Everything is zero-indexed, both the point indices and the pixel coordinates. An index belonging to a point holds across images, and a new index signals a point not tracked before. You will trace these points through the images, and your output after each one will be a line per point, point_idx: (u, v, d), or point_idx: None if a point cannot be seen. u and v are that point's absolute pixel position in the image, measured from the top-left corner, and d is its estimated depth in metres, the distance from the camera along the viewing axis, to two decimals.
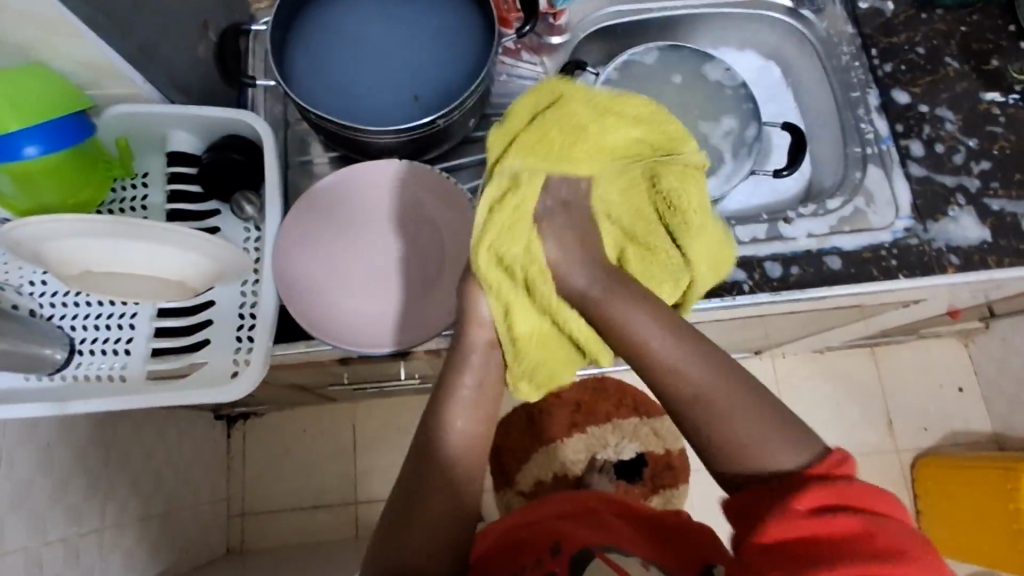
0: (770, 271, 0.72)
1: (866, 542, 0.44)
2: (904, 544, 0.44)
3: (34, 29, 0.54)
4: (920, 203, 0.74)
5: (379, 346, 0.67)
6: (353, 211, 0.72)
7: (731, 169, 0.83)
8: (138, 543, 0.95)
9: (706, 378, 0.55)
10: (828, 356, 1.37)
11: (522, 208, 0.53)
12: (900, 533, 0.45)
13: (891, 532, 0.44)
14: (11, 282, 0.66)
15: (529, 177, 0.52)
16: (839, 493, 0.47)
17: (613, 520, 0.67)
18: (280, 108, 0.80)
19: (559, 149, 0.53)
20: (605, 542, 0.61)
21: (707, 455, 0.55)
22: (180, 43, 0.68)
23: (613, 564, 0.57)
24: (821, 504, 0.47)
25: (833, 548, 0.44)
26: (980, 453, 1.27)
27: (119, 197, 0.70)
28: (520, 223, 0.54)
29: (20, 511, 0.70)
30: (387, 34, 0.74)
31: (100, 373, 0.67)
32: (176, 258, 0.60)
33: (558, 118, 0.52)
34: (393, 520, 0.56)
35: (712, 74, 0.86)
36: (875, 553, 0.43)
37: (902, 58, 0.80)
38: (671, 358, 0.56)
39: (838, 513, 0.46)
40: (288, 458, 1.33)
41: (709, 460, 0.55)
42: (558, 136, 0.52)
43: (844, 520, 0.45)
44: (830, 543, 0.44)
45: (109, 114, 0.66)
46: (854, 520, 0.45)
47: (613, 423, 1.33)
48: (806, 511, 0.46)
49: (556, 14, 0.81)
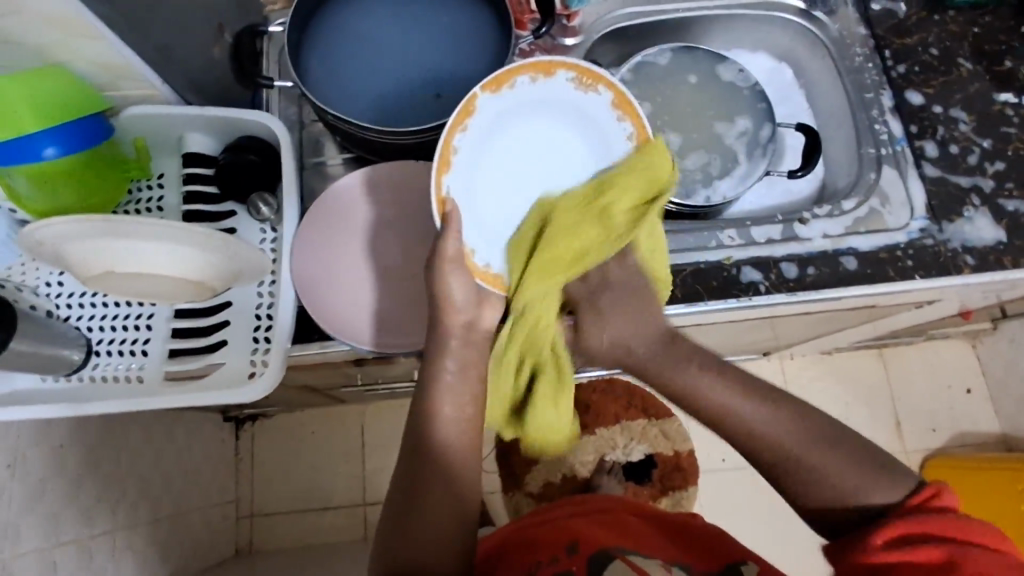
0: (786, 271, 0.72)
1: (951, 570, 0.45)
2: (988, 574, 0.44)
3: (54, 31, 0.54)
4: (935, 203, 0.74)
5: (394, 348, 0.67)
6: (369, 213, 0.72)
7: (746, 171, 0.85)
8: (149, 546, 0.94)
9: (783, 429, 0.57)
10: (837, 357, 1.37)
11: (540, 323, 0.61)
12: (991, 560, 0.45)
13: (980, 560, 0.45)
14: (27, 283, 0.66)
15: (542, 297, 0.60)
16: (925, 525, 0.48)
17: (632, 522, 0.67)
18: (294, 109, 0.80)
19: (561, 267, 0.59)
20: (621, 543, 0.61)
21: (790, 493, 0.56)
22: (196, 45, 0.68)
23: (632, 564, 0.56)
24: (902, 533, 0.48)
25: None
26: (988, 454, 1.30)
27: (135, 197, 0.71)
28: (538, 332, 0.61)
29: (34, 512, 0.70)
30: (401, 36, 0.74)
31: (117, 374, 0.67)
32: (193, 257, 0.60)
33: (550, 240, 0.58)
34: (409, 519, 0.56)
35: (725, 75, 0.87)
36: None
37: (915, 59, 0.80)
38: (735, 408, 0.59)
39: (918, 543, 0.47)
40: (297, 460, 1.33)
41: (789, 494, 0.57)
42: (558, 250, 0.58)
43: (926, 549, 0.46)
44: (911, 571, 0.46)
45: (126, 116, 0.66)
46: (935, 550, 0.46)
47: (622, 425, 1.33)
48: (886, 542, 0.48)
49: (570, 16, 0.81)
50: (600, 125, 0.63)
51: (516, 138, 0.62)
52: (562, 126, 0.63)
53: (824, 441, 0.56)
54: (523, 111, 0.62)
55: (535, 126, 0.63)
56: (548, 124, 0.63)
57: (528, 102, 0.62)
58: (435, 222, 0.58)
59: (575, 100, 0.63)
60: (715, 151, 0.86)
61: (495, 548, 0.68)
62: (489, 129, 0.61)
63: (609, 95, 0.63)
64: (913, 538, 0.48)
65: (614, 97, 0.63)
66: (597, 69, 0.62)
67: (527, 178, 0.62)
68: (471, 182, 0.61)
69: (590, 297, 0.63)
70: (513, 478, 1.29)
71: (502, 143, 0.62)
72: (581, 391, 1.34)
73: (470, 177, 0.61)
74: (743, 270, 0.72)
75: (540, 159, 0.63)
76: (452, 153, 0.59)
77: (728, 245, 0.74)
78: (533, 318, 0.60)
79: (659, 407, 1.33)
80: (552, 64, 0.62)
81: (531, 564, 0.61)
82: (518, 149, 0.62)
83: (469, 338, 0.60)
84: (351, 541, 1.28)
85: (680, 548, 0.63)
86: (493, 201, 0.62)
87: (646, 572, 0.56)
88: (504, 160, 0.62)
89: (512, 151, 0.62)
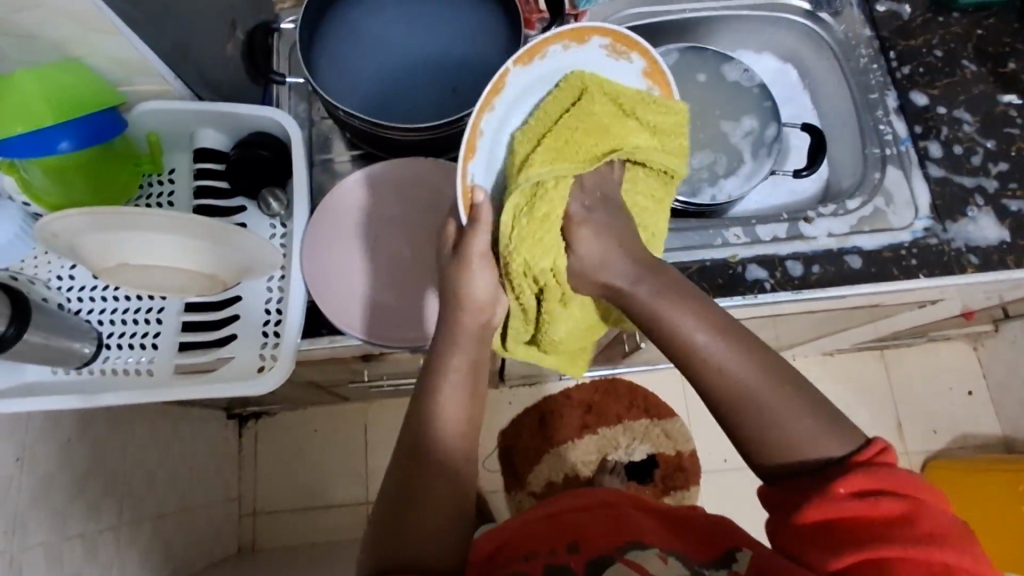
0: (792, 270, 0.72)
1: (909, 528, 0.46)
2: (939, 529, 0.46)
3: (73, 28, 0.55)
4: (939, 203, 0.74)
5: (404, 343, 0.68)
6: (379, 209, 0.73)
7: (751, 170, 0.86)
8: (154, 541, 0.95)
9: (752, 376, 0.53)
10: (839, 358, 1.38)
11: (551, 211, 0.56)
12: (939, 514, 0.47)
13: (932, 516, 0.46)
14: (40, 277, 0.67)
15: (555, 180, 0.55)
16: (883, 478, 0.48)
17: (634, 513, 0.67)
18: (304, 106, 0.80)
19: (578, 158, 0.55)
20: (620, 537, 0.61)
21: (751, 453, 0.53)
22: (210, 43, 0.69)
23: (632, 564, 0.55)
24: (861, 487, 0.48)
25: (873, 533, 0.46)
26: (991, 455, 1.30)
27: (146, 192, 0.71)
28: (546, 232, 0.56)
29: (42, 505, 0.71)
30: (411, 35, 0.75)
31: (127, 367, 0.67)
32: (209, 251, 0.61)
33: (569, 130, 0.56)
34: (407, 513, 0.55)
35: (730, 75, 0.88)
36: (917, 536, 0.46)
37: (920, 61, 0.81)
38: (716, 356, 0.53)
39: (876, 498, 0.47)
40: (300, 457, 1.33)
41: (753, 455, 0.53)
42: (575, 139, 0.55)
43: (886, 505, 0.47)
44: (870, 526, 0.46)
45: (139, 111, 0.67)
46: (898, 504, 0.47)
47: (624, 425, 1.34)
48: (846, 496, 0.47)
49: (579, 16, 0.79)
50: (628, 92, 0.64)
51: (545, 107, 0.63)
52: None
53: (823, 413, 0.52)
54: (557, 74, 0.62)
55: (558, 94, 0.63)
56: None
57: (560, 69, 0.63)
58: (463, 220, 0.59)
59: (606, 68, 0.64)
60: (721, 150, 0.87)
61: (496, 541, 0.68)
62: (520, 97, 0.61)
63: (642, 63, 0.64)
64: (872, 491, 0.48)
65: (647, 65, 0.64)
66: (633, 36, 0.62)
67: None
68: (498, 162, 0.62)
69: (587, 210, 0.57)
70: (515, 477, 1.29)
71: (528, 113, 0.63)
72: (584, 391, 1.34)
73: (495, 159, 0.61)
74: (749, 267, 0.72)
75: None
76: (479, 136, 0.60)
77: (733, 243, 0.74)
78: (546, 205, 0.55)
79: (660, 407, 1.34)
80: (586, 31, 0.62)
81: (528, 553, 0.61)
82: None
83: (479, 335, 0.61)
84: (353, 539, 1.28)
85: (684, 539, 0.63)
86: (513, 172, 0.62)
87: (646, 571, 0.55)
88: None
89: None
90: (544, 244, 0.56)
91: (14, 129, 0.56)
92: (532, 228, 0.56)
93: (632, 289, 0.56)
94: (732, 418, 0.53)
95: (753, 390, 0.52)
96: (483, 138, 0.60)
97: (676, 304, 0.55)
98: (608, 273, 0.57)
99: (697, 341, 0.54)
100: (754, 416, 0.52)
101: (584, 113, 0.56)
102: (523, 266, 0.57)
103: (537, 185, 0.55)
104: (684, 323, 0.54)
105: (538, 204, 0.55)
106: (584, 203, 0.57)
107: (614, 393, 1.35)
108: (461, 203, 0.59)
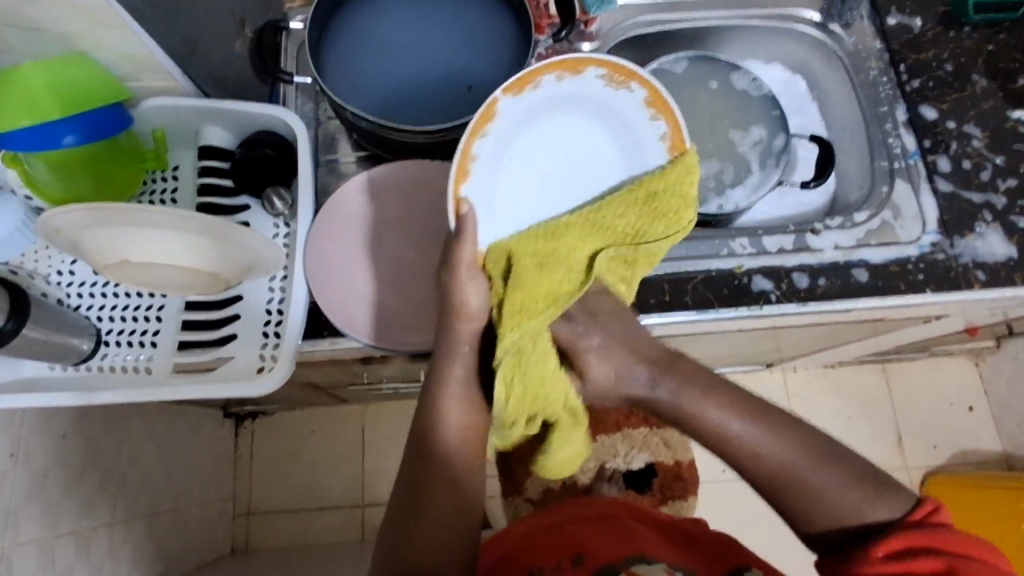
0: (797, 281, 0.72)
1: None
2: None
3: (81, 22, 0.55)
4: (947, 218, 0.74)
5: (405, 345, 0.67)
6: (382, 212, 0.72)
7: (759, 180, 0.85)
8: (146, 540, 0.94)
9: (786, 453, 0.55)
10: (840, 370, 1.37)
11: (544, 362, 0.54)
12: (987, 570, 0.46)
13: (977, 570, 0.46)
14: (39, 272, 0.66)
15: (532, 341, 0.52)
16: (924, 537, 0.49)
17: (634, 526, 0.66)
18: (310, 106, 0.80)
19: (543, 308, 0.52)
20: (624, 552, 0.60)
21: (789, 513, 0.55)
22: (219, 40, 0.69)
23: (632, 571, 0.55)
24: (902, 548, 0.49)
25: None
26: (990, 473, 1.29)
27: (149, 188, 0.71)
28: (550, 388, 0.55)
29: (35, 503, 0.70)
30: (419, 38, 0.74)
31: (125, 365, 0.67)
32: (212, 249, 0.61)
33: (524, 283, 0.52)
34: (406, 527, 0.55)
35: (739, 84, 0.88)
36: None
37: (929, 74, 0.81)
38: (753, 442, 0.56)
39: (920, 555, 0.48)
40: (295, 458, 1.32)
41: (796, 523, 0.55)
42: (530, 293, 0.52)
43: (930, 561, 0.47)
44: None
45: (144, 107, 0.66)
46: (941, 560, 0.47)
47: (624, 434, 1.30)
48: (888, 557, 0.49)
49: (587, 22, 0.83)
50: (628, 121, 0.62)
51: (540, 138, 0.62)
52: (592, 124, 0.63)
53: None
54: (547, 110, 0.62)
55: (555, 119, 0.63)
56: (579, 121, 0.63)
57: (554, 97, 0.61)
58: (450, 225, 0.57)
59: (605, 98, 0.62)
60: (729, 158, 0.87)
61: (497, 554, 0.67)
62: (514, 129, 0.61)
63: (643, 91, 0.61)
64: (911, 551, 0.49)
65: (649, 94, 0.61)
66: (630, 65, 0.59)
67: (552, 177, 0.62)
68: (493, 189, 0.60)
69: None
70: (512, 483, 1.28)
71: (525, 142, 0.62)
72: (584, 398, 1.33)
73: (492, 182, 0.60)
74: (755, 278, 0.72)
75: (568, 157, 0.63)
76: (469, 160, 0.58)
77: (739, 253, 0.74)
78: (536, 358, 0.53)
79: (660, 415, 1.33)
80: (581, 60, 0.59)
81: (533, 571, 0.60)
82: (540, 145, 0.62)
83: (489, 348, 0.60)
84: (347, 542, 1.27)
85: (686, 554, 0.62)
86: (511, 199, 0.61)
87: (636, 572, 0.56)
88: (526, 167, 0.62)
89: (532, 147, 0.62)
90: (552, 394, 0.56)
91: (18, 122, 0.56)
92: (535, 390, 0.55)
93: (656, 389, 0.59)
94: (764, 483, 0.56)
95: (788, 464, 0.54)
96: (476, 163, 0.59)
97: (703, 393, 0.57)
98: (626, 384, 0.60)
99: (732, 429, 0.56)
100: (786, 480, 0.54)
101: (534, 266, 0.53)
102: (535, 411, 0.57)
103: (520, 352, 0.52)
104: (718, 415, 0.57)
105: (521, 372, 0.53)
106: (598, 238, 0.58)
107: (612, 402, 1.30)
108: (449, 207, 0.57)
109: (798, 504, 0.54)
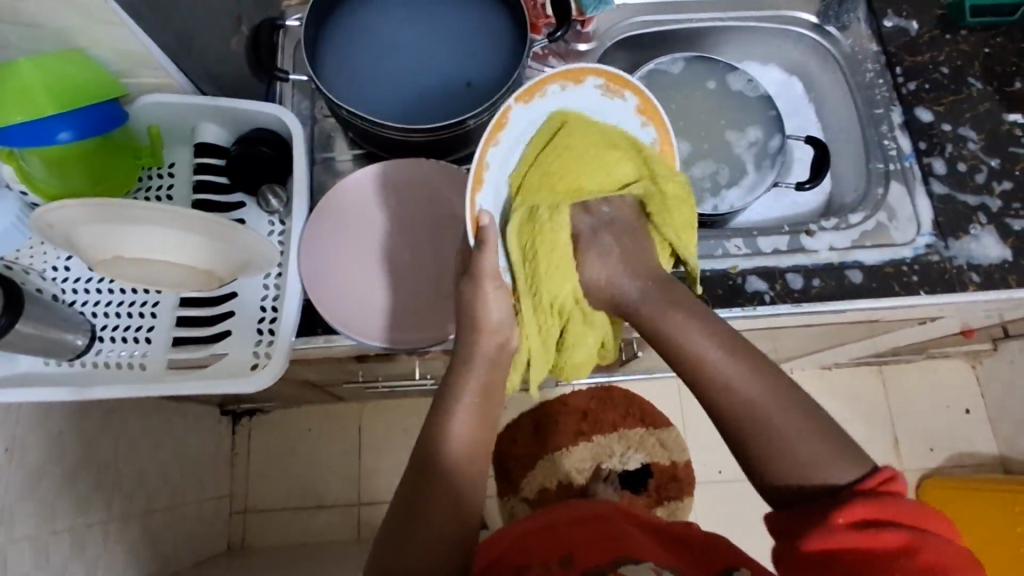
0: (792, 282, 0.72)
1: (912, 561, 0.44)
2: (944, 563, 0.44)
3: (77, 19, 0.55)
4: (942, 220, 0.74)
5: (400, 344, 0.68)
6: (378, 209, 0.72)
7: (754, 181, 0.85)
8: (142, 537, 0.94)
9: (761, 394, 0.53)
10: (837, 373, 1.37)
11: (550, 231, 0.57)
12: (942, 546, 0.45)
13: (935, 548, 0.45)
14: (34, 267, 0.67)
15: (549, 210, 0.57)
16: (885, 508, 0.46)
17: (629, 530, 0.66)
18: (307, 103, 0.80)
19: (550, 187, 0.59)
20: (615, 554, 0.59)
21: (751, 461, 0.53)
22: (215, 38, 0.69)
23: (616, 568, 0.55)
24: (863, 519, 0.46)
25: (877, 563, 0.44)
26: (986, 476, 1.29)
27: (145, 185, 0.71)
28: (560, 259, 0.57)
29: (30, 499, 0.70)
30: (416, 38, 0.75)
31: (119, 361, 0.67)
32: (205, 246, 0.61)
33: (545, 167, 0.58)
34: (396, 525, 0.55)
35: (735, 84, 0.88)
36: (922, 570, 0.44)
37: (926, 77, 0.81)
38: (726, 375, 0.54)
39: (881, 528, 0.45)
40: (291, 456, 1.32)
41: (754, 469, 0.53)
42: (561, 169, 0.58)
43: (891, 535, 0.45)
44: (874, 558, 0.45)
45: (141, 103, 0.66)
46: (902, 535, 0.45)
47: (619, 434, 1.33)
48: (849, 526, 0.46)
49: (585, 22, 0.82)
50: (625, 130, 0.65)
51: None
52: None
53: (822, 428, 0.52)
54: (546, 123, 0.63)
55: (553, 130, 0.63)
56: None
57: (551, 109, 0.63)
58: (470, 241, 0.58)
59: (601, 108, 0.64)
60: (725, 159, 0.87)
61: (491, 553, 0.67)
62: (520, 138, 0.62)
63: (634, 100, 0.64)
64: (872, 522, 0.46)
65: (641, 103, 0.64)
66: (626, 76, 0.63)
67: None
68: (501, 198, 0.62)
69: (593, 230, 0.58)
70: (508, 482, 1.28)
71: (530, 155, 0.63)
72: (581, 398, 1.34)
73: (502, 195, 0.62)
74: (749, 279, 0.72)
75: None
76: (484, 170, 0.60)
77: (734, 254, 0.74)
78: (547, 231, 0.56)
79: (656, 416, 1.33)
80: (581, 72, 0.62)
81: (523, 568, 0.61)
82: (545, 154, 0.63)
83: (489, 351, 0.59)
84: (343, 541, 1.27)
85: (680, 559, 0.61)
86: None
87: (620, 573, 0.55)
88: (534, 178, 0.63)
89: None
90: (559, 276, 0.57)
91: (14, 118, 0.56)
92: (536, 260, 0.57)
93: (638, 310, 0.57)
94: (731, 423, 0.54)
95: (761, 406, 0.53)
96: (489, 172, 0.60)
97: (690, 322, 0.56)
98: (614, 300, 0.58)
99: (710, 359, 0.54)
100: (753, 425, 0.53)
101: (580, 138, 0.59)
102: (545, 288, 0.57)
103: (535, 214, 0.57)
104: (699, 342, 0.55)
105: (528, 232, 0.57)
106: (592, 224, 0.59)
107: (611, 402, 1.34)
108: (466, 209, 0.59)
109: (765, 455, 0.52)
